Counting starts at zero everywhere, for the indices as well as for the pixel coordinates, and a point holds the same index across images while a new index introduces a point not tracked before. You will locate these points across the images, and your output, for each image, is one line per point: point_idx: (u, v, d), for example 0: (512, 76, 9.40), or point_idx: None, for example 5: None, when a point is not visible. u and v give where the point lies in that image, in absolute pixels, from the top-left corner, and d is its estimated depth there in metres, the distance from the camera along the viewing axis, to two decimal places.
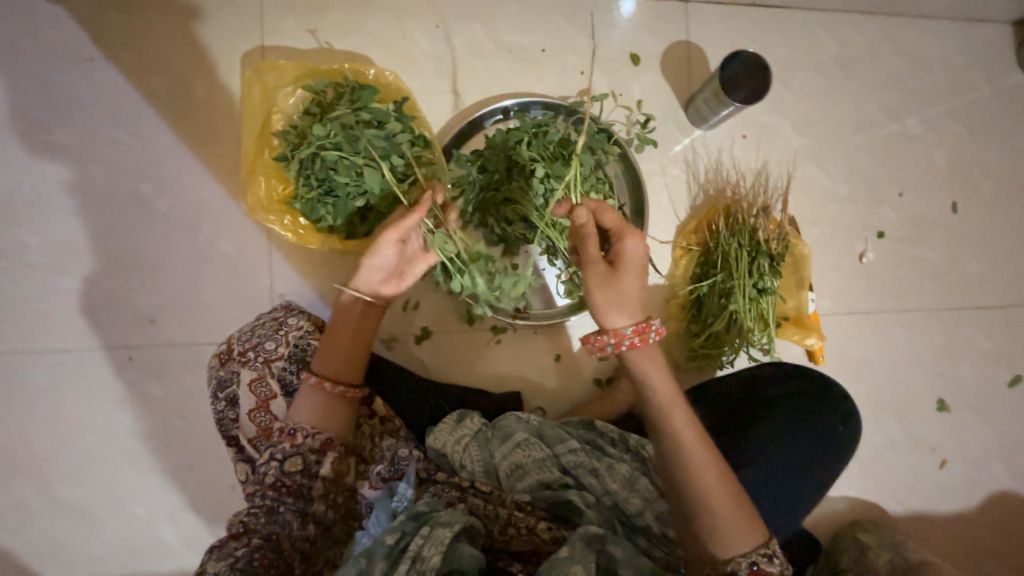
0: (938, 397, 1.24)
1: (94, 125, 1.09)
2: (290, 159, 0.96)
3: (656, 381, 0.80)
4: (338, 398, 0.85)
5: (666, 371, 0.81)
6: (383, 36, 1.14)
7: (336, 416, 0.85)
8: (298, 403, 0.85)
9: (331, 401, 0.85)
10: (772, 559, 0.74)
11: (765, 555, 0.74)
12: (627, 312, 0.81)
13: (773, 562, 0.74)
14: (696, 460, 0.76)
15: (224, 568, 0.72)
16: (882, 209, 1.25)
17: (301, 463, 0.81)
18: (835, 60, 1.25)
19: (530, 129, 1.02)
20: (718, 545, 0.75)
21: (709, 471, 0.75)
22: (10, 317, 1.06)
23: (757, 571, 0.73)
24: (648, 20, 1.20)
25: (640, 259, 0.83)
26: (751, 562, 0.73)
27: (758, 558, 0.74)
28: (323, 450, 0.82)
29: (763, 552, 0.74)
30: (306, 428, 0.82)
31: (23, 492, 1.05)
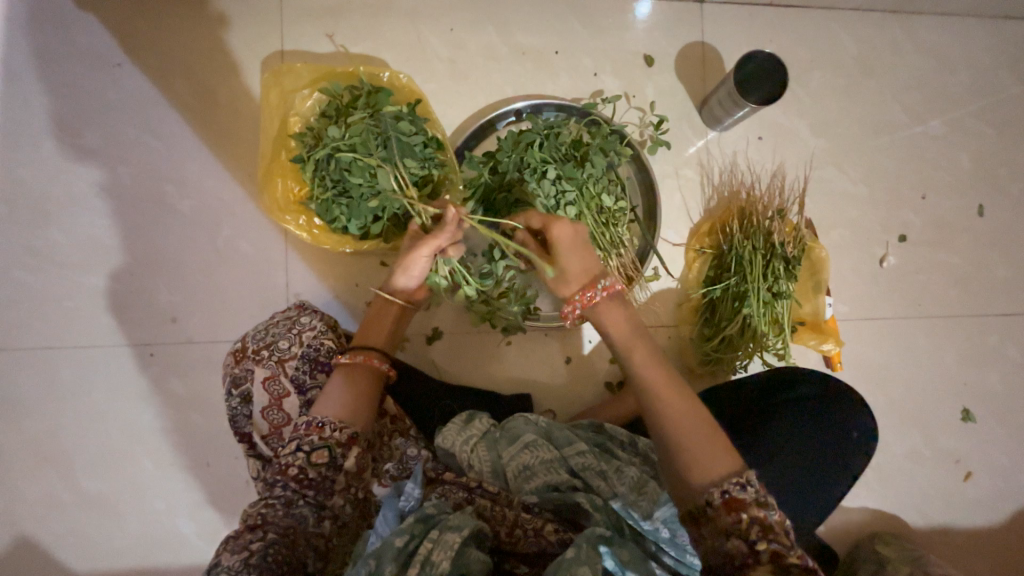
0: (962, 406, 1.20)
1: (121, 128, 1.13)
2: (307, 160, 0.97)
3: (615, 326, 0.92)
4: (364, 392, 0.87)
5: (624, 316, 0.93)
6: (398, 40, 1.15)
7: (362, 410, 0.85)
8: (326, 395, 0.85)
9: (360, 394, 0.86)
10: (746, 487, 0.74)
11: (737, 483, 0.74)
12: (572, 284, 0.95)
13: (747, 490, 0.73)
14: (663, 400, 0.84)
15: (238, 564, 0.71)
16: (904, 211, 1.22)
17: (327, 456, 0.79)
18: (855, 59, 1.23)
19: (542, 129, 1.02)
20: (687, 473, 0.79)
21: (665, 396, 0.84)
22: (41, 313, 1.10)
23: (730, 499, 0.74)
24: (662, 21, 1.20)
25: (570, 238, 0.96)
26: (721, 489, 0.74)
27: (730, 486, 0.75)
28: (349, 445, 0.81)
29: (735, 480, 0.75)
30: (334, 421, 0.81)
31: (49, 483, 1.08)
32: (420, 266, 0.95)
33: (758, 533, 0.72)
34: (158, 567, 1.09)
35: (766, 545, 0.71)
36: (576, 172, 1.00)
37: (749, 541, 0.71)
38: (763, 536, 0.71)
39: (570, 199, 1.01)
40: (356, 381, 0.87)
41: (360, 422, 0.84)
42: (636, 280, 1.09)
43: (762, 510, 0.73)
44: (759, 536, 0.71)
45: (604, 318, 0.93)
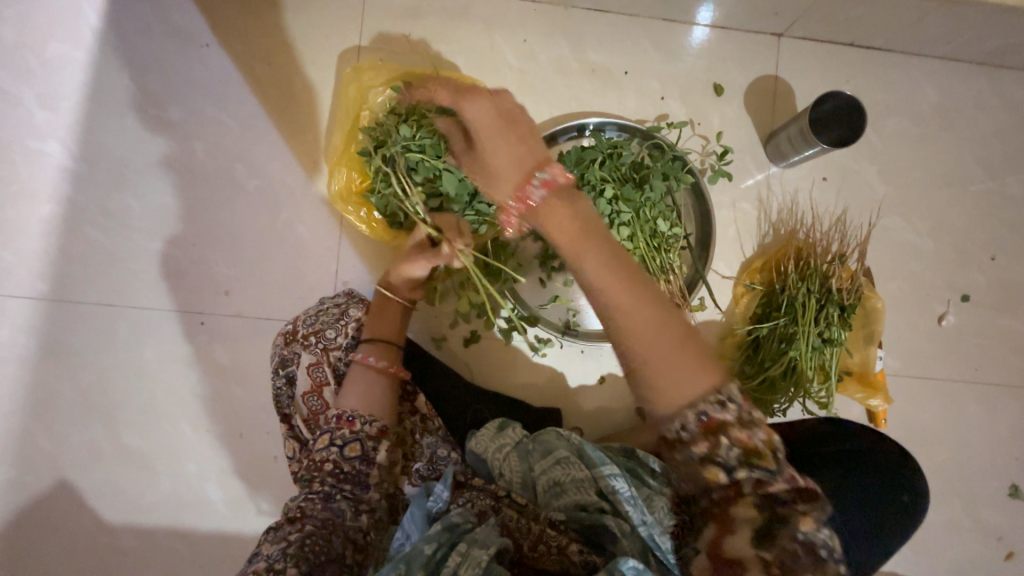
0: (1011, 482, 1.14)
1: (201, 105, 1.18)
2: (374, 155, 1.00)
3: (562, 230, 0.65)
4: (384, 385, 0.90)
5: (569, 213, 0.65)
6: (472, 46, 1.18)
7: (387, 403, 0.89)
8: (350, 389, 0.89)
9: (384, 390, 0.90)
10: (726, 405, 0.59)
11: (717, 402, 0.59)
12: (500, 177, 0.70)
13: (727, 408, 0.59)
14: (634, 323, 0.61)
15: (277, 552, 0.76)
16: (970, 271, 1.17)
17: (359, 449, 0.84)
18: (934, 109, 1.19)
19: (605, 149, 1.04)
20: (653, 402, 0.61)
21: (625, 312, 0.61)
22: (106, 271, 1.16)
23: (708, 423, 0.59)
24: (737, 51, 1.18)
25: (494, 116, 0.72)
26: (698, 411, 0.59)
27: (707, 406, 0.59)
28: (379, 437, 0.86)
29: (714, 397, 0.59)
30: (364, 415, 0.86)
31: (94, 433, 1.13)
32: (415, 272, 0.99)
33: (740, 463, 0.59)
34: (182, 529, 1.13)
35: (748, 473, 0.60)
36: (634, 194, 1.01)
37: (730, 476, 0.60)
38: (740, 461, 0.59)
39: (625, 220, 1.02)
40: (375, 378, 0.90)
41: (382, 415, 0.88)
42: (682, 308, 1.07)
43: (744, 429, 0.59)
44: (736, 463, 0.59)
45: (545, 225, 0.66)
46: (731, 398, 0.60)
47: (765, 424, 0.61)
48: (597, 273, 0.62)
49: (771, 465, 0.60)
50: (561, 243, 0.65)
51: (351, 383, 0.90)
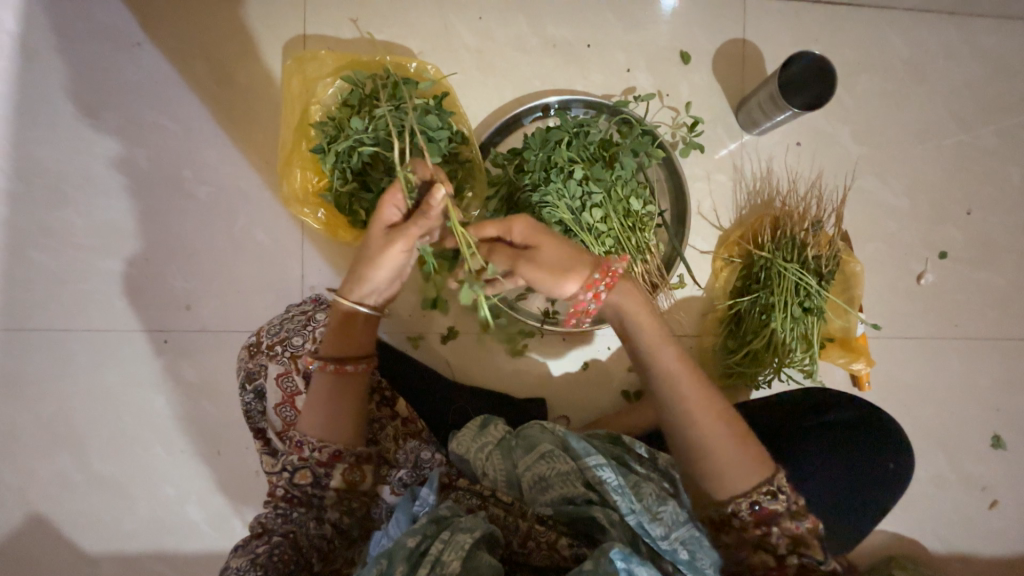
0: (993, 433, 1.16)
1: (140, 109, 1.10)
2: (327, 151, 0.94)
3: (645, 326, 0.84)
4: (341, 407, 0.84)
5: (653, 317, 0.85)
6: (425, 27, 1.11)
7: (343, 425, 0.84)
8: (306, 408, 0.85)
9: (340, 409, 0.84)
10: (776, 496, 0.77)
11: (767, 493, 0.78)
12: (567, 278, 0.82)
13: (778, 499, 0.77)
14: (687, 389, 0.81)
15: (244, 564, 0.80)
16: (946, 227, 1.16)
17: (310, 475, 0.83)
18: (905, 63, 1.16)
19: (571, 128, 0.99)
20: (726, 485, 0.79)
21: (703, 403, 0.81)
22: (56, 294, 1.09)
23: (758, 509, 0.78)
24: (702, 15, 1.13)
25: (530, 232, 0.82)
26: (753, 502, 0.77)
27: (760, 497, 0.78)
28: (331, 462, 0.82)
29: (767, 491, 0.78)
30: (312, 440, 0.82)
31: (63, 464, 1.09)
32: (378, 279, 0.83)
33: (787, 543, 0.77)
34: (166, 553, 1.10)
35: (796, 558, 0.78)
36: (604, 173, 0.97)
37: (779, 556, 0.78)
38: (790, 547, 0.78)
39: (596, 201, 0.98)
40: (328, 393, 0.84)
41: (337, 438, 0.83)
42: (661, 288, 1.05)
43: (791, 520, 0.78)
44: (787, 548, 0.77)
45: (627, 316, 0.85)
46: (779, 488, 0.78)
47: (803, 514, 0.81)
48: (676, 372, 0.82)
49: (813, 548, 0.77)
50: (645, 343, 0.84)
51: (306, 402, 0.85)
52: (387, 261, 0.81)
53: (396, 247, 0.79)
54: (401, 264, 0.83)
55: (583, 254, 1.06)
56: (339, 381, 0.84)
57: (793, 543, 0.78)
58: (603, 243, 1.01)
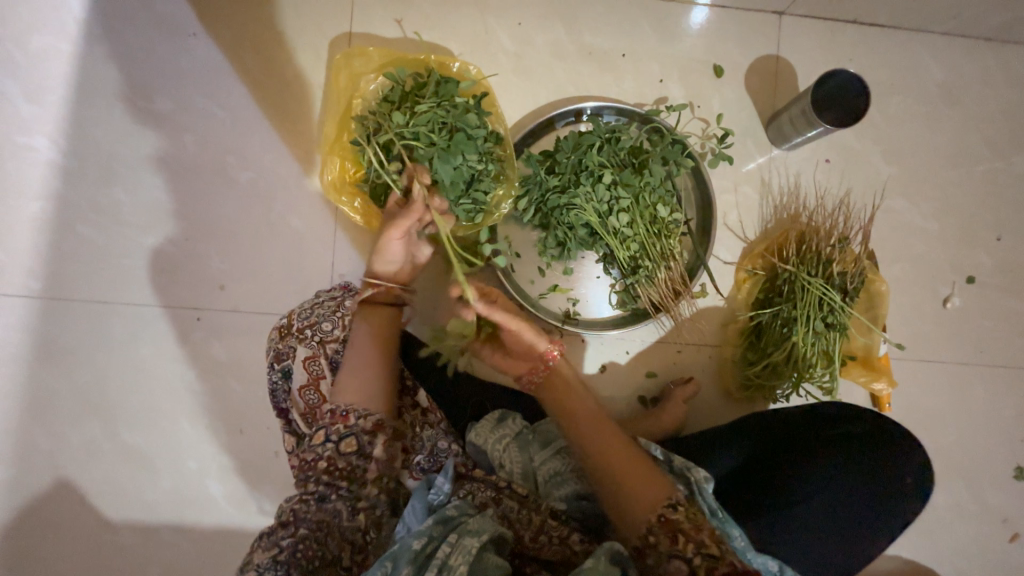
0: (1017, 464, 1.13)
1: (191, 96, 1.16)
2: (367, 143, 0.97)
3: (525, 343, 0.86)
4: (382, 379, 0.89)
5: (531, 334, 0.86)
6: (466, 30, 1.15)
7: (382, 396, 0.88)
8: (347, 379, 0.87)
9: (379, 378, 0.88)
10: (677, 506, 0.73)
11: (670, 505, 0.73)
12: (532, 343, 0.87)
13: (680, 509, 0.73)
14: (567, 409, 0.82)
15: (268, 561, 0.80)
16: (976, 252, 1.15)
17: (355, 444, 0.83)
18: (938, 86, 1.16)
19: (603, 134, 1.02)
20: (623, 508, 0.75)
21: (584, 425, 0.81)
22: (100, 268, 1.14)
23: (665, 522, 0.72)
24: (736, 30, 1.15)
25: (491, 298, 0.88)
26: (659, 514, 0.72)
27: (664, 509, 0.73)
28: (375, 431, 0.85)
29: (669, 502, 0.74)
30: (358, 409, 0.84)
31: (93, 432, 1.13)
32: (393, 250, 0.94)
33: (694, 548, 0.69)
34: (184, 526, 1.13)
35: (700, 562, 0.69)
36: (634, 179, 1.00)
37: (689, 562, 0.69)
38: (698, 551, 0.69)
39: (624, 205, 1.01)
40: (367, 362, 0.88)
41: (376, 405, 0.86)
42: (684, 295, 1.06)
43: (694, 525, 0.71)
44: (694, 550, 0.69)
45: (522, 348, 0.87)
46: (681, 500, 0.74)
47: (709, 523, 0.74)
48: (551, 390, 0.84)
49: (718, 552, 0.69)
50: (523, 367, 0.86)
51: (345, 373, 0.88)
52: (389, 247, 0.94)
53: (394, 235, 0.92)
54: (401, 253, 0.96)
55: (607, 257, 1.09)
56: (373, 350, 0.89)
57: (700, 546, 0.70)
58: (628, 248, 1.04)
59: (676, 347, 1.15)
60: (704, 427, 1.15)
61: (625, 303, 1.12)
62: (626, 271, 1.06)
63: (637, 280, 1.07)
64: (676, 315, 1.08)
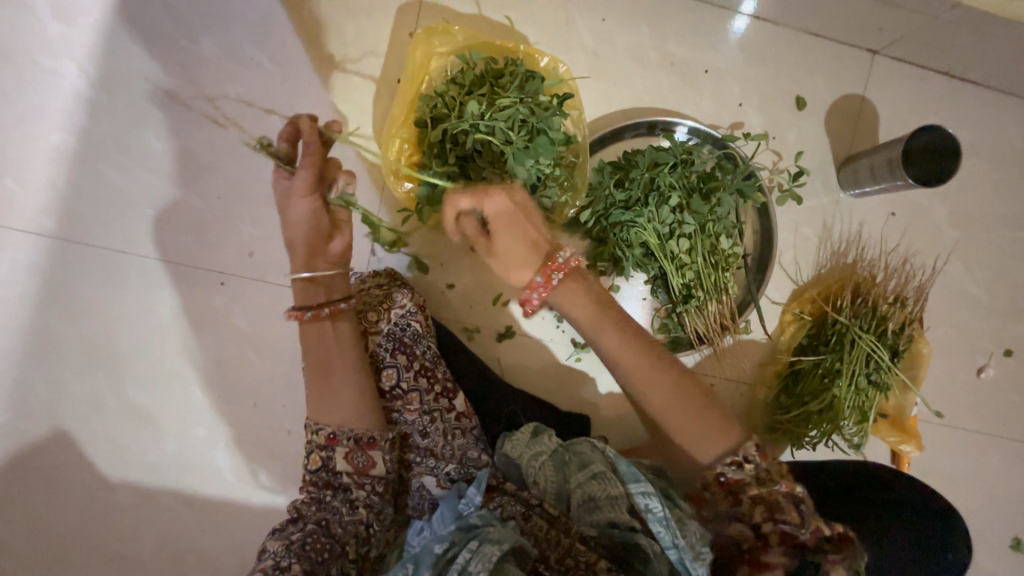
0: (1015, 536, 1.16)
1: (240, 42, 1.07)
2: (433, 128, 0.91)
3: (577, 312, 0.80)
4: (325, 386, 0.82)
5: (582, 298, 0.79)
6: (545, 18, 1.07)
7: (330, 406, 0.81)
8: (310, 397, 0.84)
9: (326, 388, 0.82)
10: (743, 466, 0.71)
11: (733, 463, 0.72)
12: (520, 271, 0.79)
13: (745, 469, 0.71)
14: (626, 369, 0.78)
15: (281, 549, 0.75)
16: (1018, 326, 1.14)
17: (319, 461, 0.81)
18: (1015, 154, 1.13)
19: (679, 153, 0.97)
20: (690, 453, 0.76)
21: (647, 389, 0.77)
22: (121, 214, 1.07)
23: (725, 482, 0.72)
24: (825, 63, 1.10)
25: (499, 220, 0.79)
26: (718, 474, 0.72)
27: (727, 468, 0.72)
28: (328, 446, 0.80)
29: (732, 460, 0.72)
30: (311, 424, 0.81)
31: (97, 386, 1.07)
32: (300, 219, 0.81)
33: (763, 512, 0.70)
34: (184, 493, 1.09)
35: (771, 525, 0.69)
36: (702, 206, 0.96)
37: (755, 525, 0.70)
38: (768, 516, 0.69)
39: (686, 232, 0.97)
40: (312, 371, 0.82)
41: (327, 419, 0.81)
42: (729, 330, 1.04)
43: (763, 487, 0.70)
44: (765, 516, 0.69)
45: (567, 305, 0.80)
46: (750, 456, 0.72)
47: (787, 479, 0.72)
48: (609, 351, 0.79)
49: (796, 521, 0.68)
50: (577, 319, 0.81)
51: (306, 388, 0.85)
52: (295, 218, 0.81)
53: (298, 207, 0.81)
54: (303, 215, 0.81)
55: (657, 281, 1.05)
56: (313, 365, 0.82)
57: (771, 511, 0.69)
58: (683, 275, 1.01)
59: (710, 379, 1.13)
60: None
61: (668, 329, 1.09)
62: (676, 299, 1.03)
63: (686, 309, 1.04)
64: (718, 348, 1.06)
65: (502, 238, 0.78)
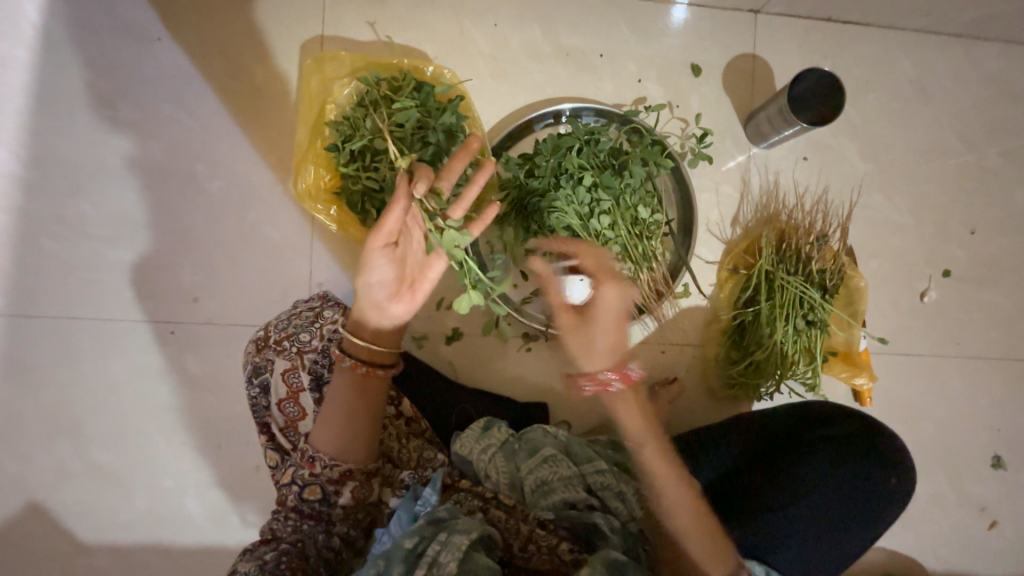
0: (993, 453, 1.16)
1: (158, 103, 1.12)
2: (341, 149, 0.95)
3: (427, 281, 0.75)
4: (350, 426, 0.81)
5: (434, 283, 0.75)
6: (441, 32, 1.13)
7: (354, 444, 0.81)
8: (320, 423, 0.82)
9: (351, 428, 0.81)
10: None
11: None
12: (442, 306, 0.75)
13: None
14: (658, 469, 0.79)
15: (254, 569, 0.78)
16: (950, 246, 1.17)
17: (319, 492, 0.82)
18: (912, 83, 1.18)
19: (582, 135, 1.01)
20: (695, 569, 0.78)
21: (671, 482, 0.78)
22: (65, 283, 1.10)
23: None
24: (713, 30, 1.15)
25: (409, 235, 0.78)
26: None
27: None
28: (312, 470, 0.81)
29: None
30: (325, 459, 0.80)
31: (63, 454, 1.09)
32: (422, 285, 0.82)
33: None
34: (161, 546, 1.09)
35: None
36: (614, 181, 0.99)
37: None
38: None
39: (604, 208, 1.00)
40: (341, 410, 0.80)
41: (346, 455, 0.81)
42: (666, 295, 1.06)
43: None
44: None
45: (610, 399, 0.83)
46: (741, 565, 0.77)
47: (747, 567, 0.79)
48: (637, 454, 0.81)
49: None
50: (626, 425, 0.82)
51: (321, 415, 0.82)
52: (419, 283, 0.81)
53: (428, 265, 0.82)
54: (392, 274, 0.77)
55: None
56: (344, 414, 0.80)
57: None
58: (610, 250, 1.03)
59: (661, 347, 1.15)
60: (691, 426, 1.15)
61: None
62: None
63: None
64: (660, 316, 1.07)
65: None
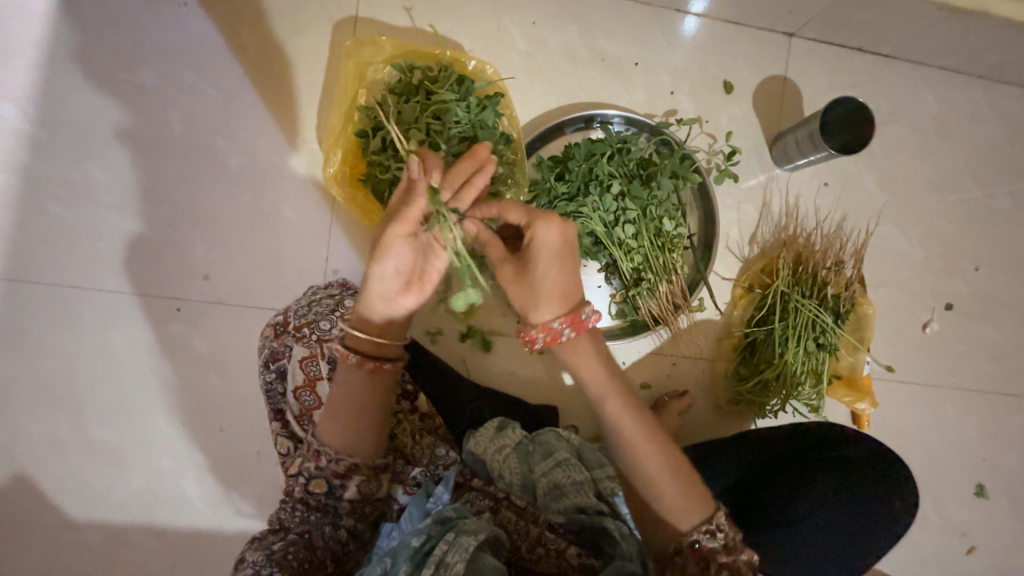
0: (978, 482, 1.20)
1: (179, 70, 1.08)
2: (372, 135, 0.93)
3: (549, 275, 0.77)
4: (355, 419, 0.79)
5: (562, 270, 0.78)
6: (478, 25, 1.11)
7: (362, 436, 0.79)
8: (326, 416, 0.80)
9: (357, 421, 0.79)
10: (715, 534, 0.76)
11: (707, 531, 0.76)
12: (546, 304, 0.78)
13: (716, 538, 0.76)
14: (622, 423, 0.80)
15: (261, 558, 0.77)
16: (954, 280, 1.20)
17: (325, 484, 0.79)
18: (933, 119, 1.20)
19: (614, 143, 1.00)
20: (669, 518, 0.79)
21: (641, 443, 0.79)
22: (69, 249, 1.06)
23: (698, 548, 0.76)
24: (747, 49, 1.16)
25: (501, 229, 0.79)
26: (692, 539, 0.76)
27: (700, 535, 0.76)
28: (317, 461, 0.78)
29: (705, 529, 0.77)
30: (331, 452, 0.78)
31: (56, 426, 1.05)
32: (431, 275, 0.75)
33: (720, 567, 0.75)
34: (154, 527, 1.07)
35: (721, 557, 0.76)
36: (642, 191, 0.98)
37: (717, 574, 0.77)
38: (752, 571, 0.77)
39: (630, 217, 0.99)
40: (346, 403, 0.78)
41: (351, 450, 0.78)
42: (683, 308, 1.07)
43: (729, 554, 0.76)
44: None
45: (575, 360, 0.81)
46: (720, 526, 0.77)
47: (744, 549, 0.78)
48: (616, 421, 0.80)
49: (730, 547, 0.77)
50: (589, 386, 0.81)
51: (328, 407, 0.80)
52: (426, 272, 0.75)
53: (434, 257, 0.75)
54: (409, 264, 0.73)
55: (609, 267, 1.08)
56: (351, 406, 0.78)
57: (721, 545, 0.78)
58: (632, 259, 1.03)
59: (672, 358, 1.16)
60: (697, 438, 1.17)
61: (624, 314, 1.12)
62: (628, 283, 1.06)
63: (639, 293, 1.06)
64: (674, 328, 1.09)
65: (542, 269, 0.77)
